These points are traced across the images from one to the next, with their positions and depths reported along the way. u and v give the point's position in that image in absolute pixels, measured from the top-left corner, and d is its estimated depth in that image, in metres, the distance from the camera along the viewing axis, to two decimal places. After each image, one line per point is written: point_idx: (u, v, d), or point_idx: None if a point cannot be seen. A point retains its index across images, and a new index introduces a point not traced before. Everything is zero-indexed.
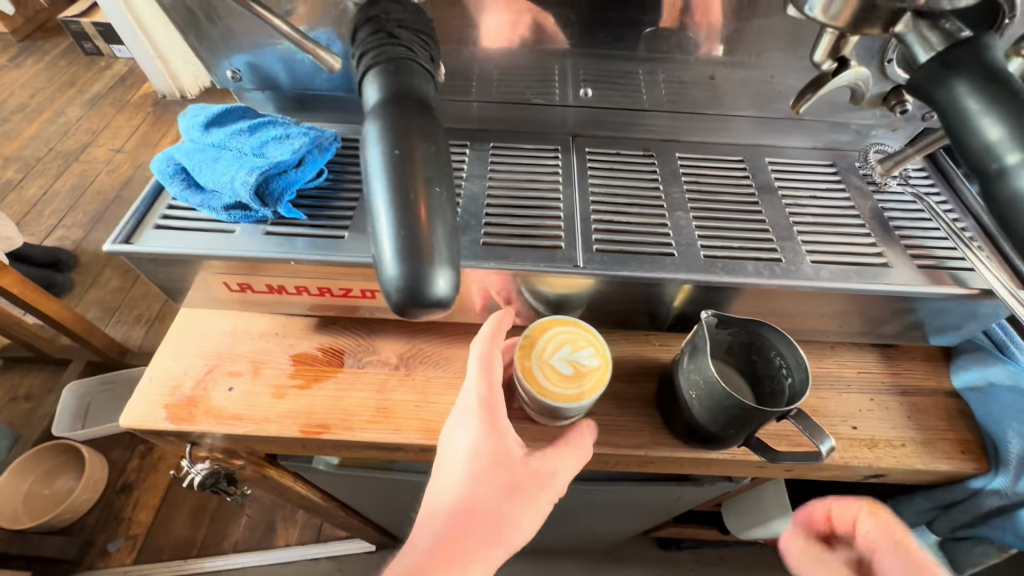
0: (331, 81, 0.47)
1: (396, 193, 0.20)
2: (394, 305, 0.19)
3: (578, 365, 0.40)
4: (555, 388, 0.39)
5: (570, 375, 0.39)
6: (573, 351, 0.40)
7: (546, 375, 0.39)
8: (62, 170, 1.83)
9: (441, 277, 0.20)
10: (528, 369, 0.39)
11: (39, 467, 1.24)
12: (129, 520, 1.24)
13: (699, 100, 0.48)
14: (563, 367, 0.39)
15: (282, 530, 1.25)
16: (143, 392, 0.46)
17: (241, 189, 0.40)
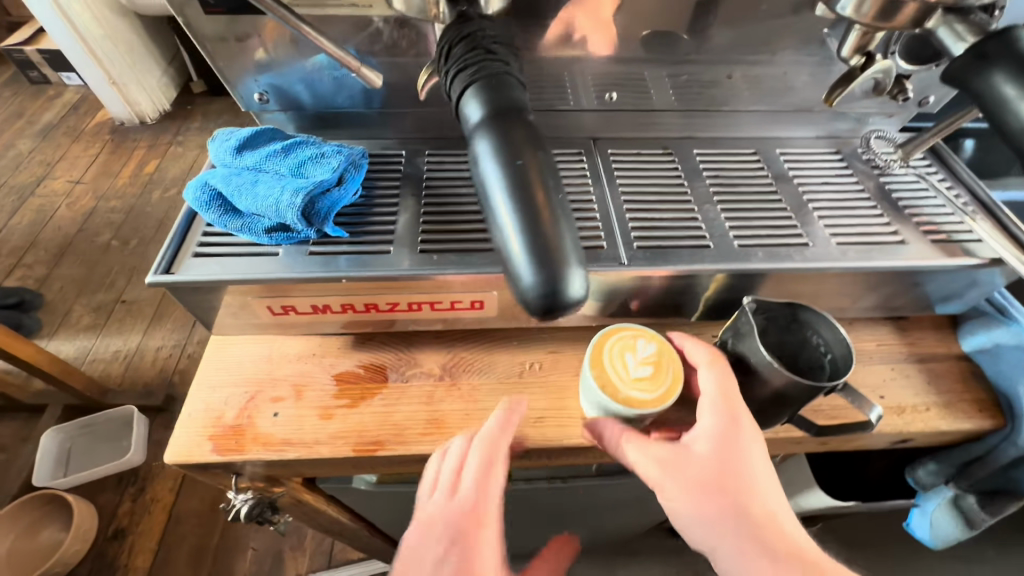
0: (354, 98, 0.47)
1: (523, 203, 0.23)
2: (534, 304, 0.21)
3: (647, 359, 0.41)
4: (659, 389, 0.40)
5: (653, 370, 0.40)
6: (634, 354, 0.41)
7: (643, 390, 0.40)
8: (17, 205, 1.74)
9: (575, 277, 0.22)
10: (631, 399, 0.39)
11: (20, 522, 1.17)
12: (126, 566, 1.19)
13: (712, 99, 0.50)
14: (644, 370, 0.40)
15: (292, 560, 1.21)
16: (184, 426, 0.45)
17: (286, 210, 0.39)
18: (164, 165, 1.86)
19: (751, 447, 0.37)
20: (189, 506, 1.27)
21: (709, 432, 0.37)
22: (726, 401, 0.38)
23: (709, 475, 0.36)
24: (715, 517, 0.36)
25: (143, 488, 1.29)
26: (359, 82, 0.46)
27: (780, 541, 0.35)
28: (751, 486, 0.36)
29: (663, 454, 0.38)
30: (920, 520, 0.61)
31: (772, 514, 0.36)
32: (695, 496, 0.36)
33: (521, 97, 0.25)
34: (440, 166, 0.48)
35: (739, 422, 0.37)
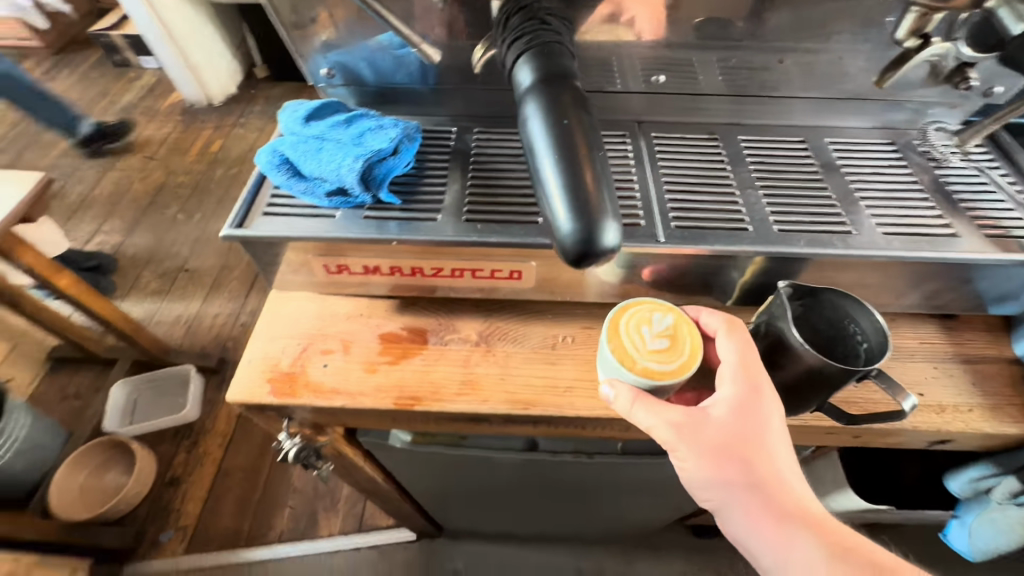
0: (410, 76, 0.50)
1: (564, 158, 0.25)
2: (574, 248, 0.24)
3: (664, 330, 0.42)
4: (676, 361, 0.40)
5: (669, 343, 0.41)
6: (651, 327, 0.41)
7: (661, 361, 0.40)
8: (99, 178, 1.90)
9: (609, 228, 0.24)
10: (651, 370, 0.39)
11: (92, 460, 1.30)
12: (178, 511, 1.32)
13: (761, 84, 0.50)
14: (661, 342, 0.40)
15: (325, 521, 1.32)
16: (246, 370, 0.49)
17: (346, 175, 0.43)
18: (227, 145, 1.99)
19: (768, 414, 0.38)
20: (235, 461, 1.39)
21: (728, 397, 0.38)
22: (747, 369, 0.39)
23: (724, 439, 0.37)
24: (727, 478, 0.37)
25: (196, 442, 1.41)
26: (417, 60, 0.49)
27: (788, 501, 0.37)
28: (765, 450, 0.37)
29: (679, 417, 0.38)
30: (956, 531, 0.59)
31: (783, 477, 0.38)
32: (709, 459, 0.37)
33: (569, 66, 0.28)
34: (487, 143, 0.51)
35: (758, 389, 0.39)
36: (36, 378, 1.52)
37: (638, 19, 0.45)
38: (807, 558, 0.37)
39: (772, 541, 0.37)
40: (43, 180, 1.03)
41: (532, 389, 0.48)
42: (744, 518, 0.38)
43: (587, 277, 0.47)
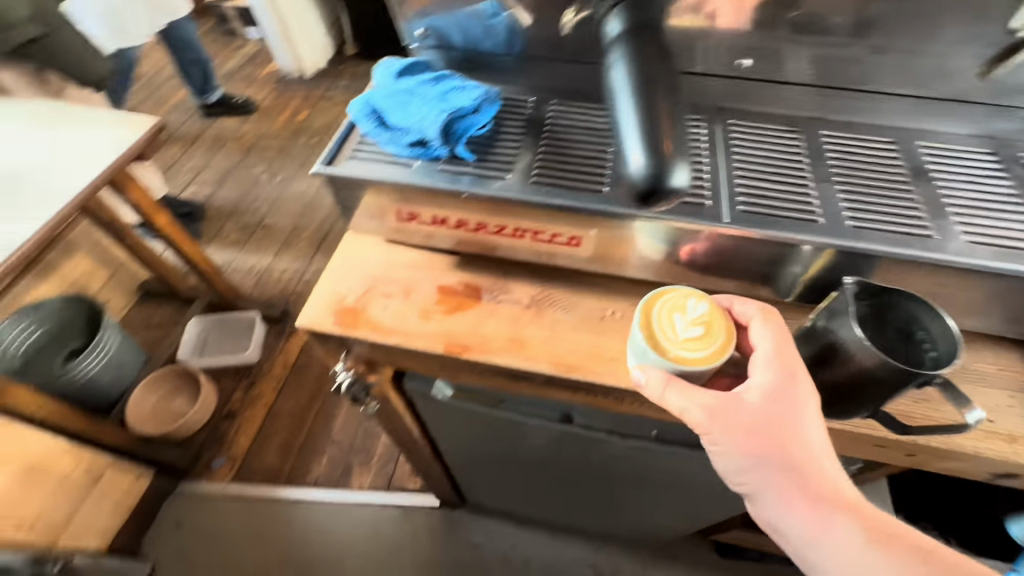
0: (498, 44, 0.53)
1: (644, 107, 0.29)
2: (643, 186, 0.28)
3: (698, 318, 0.43)
4: (709, 347, 0.42)
5: (702, 331, 0.42)
6: (684, 316, 0.43)
7: (693, 347, 0.42)
8: (199, 134, 2.09)
9: (679, 170, 0.28)
10: (684, 357, 0.41)
11: (163, 386, 1.50)
12: (230, 442, 1.53)
13: (852, 77, 0.49)
14: (694, 330, 0.42)
15: (357, 474, 1.48)
16: (315, 301, 0.54)
17: (429, 127, 0.46)
18: (313, 115, 2.12)
19: (804, 399, 0.39)
20: (284, 406, 1.60)
21: (762, 382, 0.39)
22: (781, 355, 0.40)
23: (759, 422, 0.38)
24: (763, 463, 0.38)
25: (253, 383, 1.62)
26: (507, 28, 0.51)
27: (825, 487, 0.38)
28: (800, 435, 0.38)
29: (712, 401, 0.39)
30: None
31: (819, 463, 0.38)
32: (745, 443, 0.38)
33: (660, 17, 0.33)
34: (563, 115, 0.52)
35: (794, 376, 0.39)
36: (127, 304, 1.77)
37: (726, 14, 0.46)
38: (845, 542, 0.37)
39: (809, 528, 0.38)
40: (156, 125, 1.15)
41: (577, 355, 0.50)
42: (781, 504, 0.38)
43: (644, 253, 0.48)
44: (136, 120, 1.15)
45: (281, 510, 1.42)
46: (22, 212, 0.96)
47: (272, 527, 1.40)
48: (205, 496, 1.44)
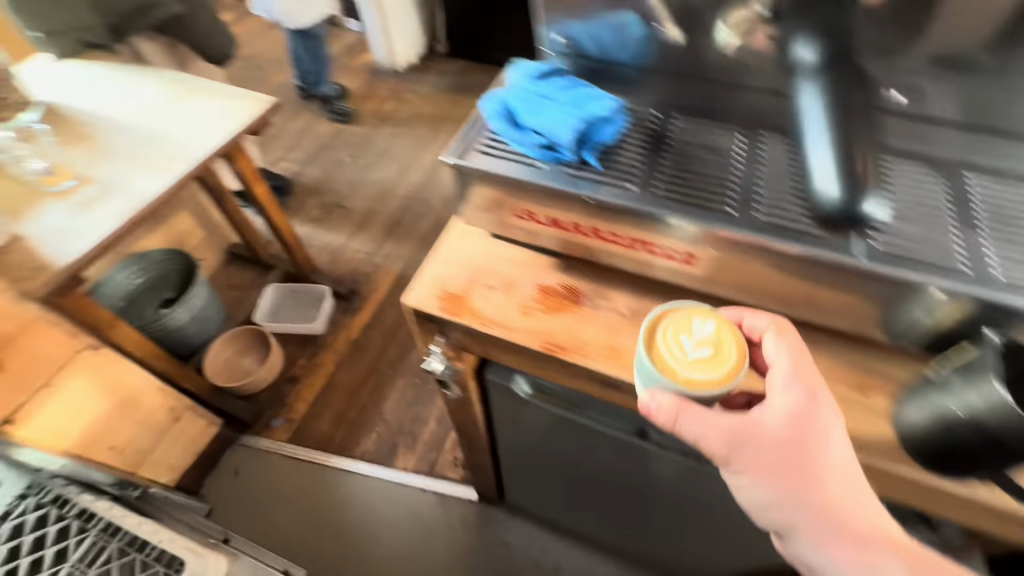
0: (633, 56, 0.55)
1: (843, 159, 0.43)
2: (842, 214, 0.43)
3: (699, 339, 0.48)
4: (713, 364, 0.47)
5: (705, 349, 0.47)
6: (689, 340, 0.48)
7: (700, 367, 0.47)
8: None
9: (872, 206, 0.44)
10: (695, 377, 0.47)
11: (239, 343, 1.73)
12: (290, 405, 1.67)
13: (1008, 116, 0.48)
14: (699, 351, 0.47)
15: (402, 454, 1.56)
16: (422, 284, 0.57)
17: (561, 132, 0.47)
18: None
19: (822, 422, 0.46)
20: (342, 379, 1.73)
21: (783, 404, 0.46)
22: (799, 379, 0.47)
23: (784, 449, 0.46)
24: (792, 482, 0.45)
25: (317, 352, 1.78)
26: (645, 39, 0.53)
27: (840, 502, 0.45)
28: (819, 454, 0.46)
29: (740, 425, 0.46)
30: None
31: (836, 481, 0.46)
32: (773, 464, 0.45)
33: (850, 66, 0.46)
34: (685, 130, 0.52)
35: (810, 398, 0.47)
36: (216, 263, 1.95)
37: (864, 37, 0.47)
38: (864, 549, 0.45)
39: (829, 540, 0.45)
40: (270, 102, 1.23)
41: None
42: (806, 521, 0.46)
43: (750, 275, 0.50)
44: (254, 94, 1.25)
45: (330, 478, 1.52)
46: (155, 167, 1.08)
47: (319, 492, 1.50)
48: (262, 453, 1.57)
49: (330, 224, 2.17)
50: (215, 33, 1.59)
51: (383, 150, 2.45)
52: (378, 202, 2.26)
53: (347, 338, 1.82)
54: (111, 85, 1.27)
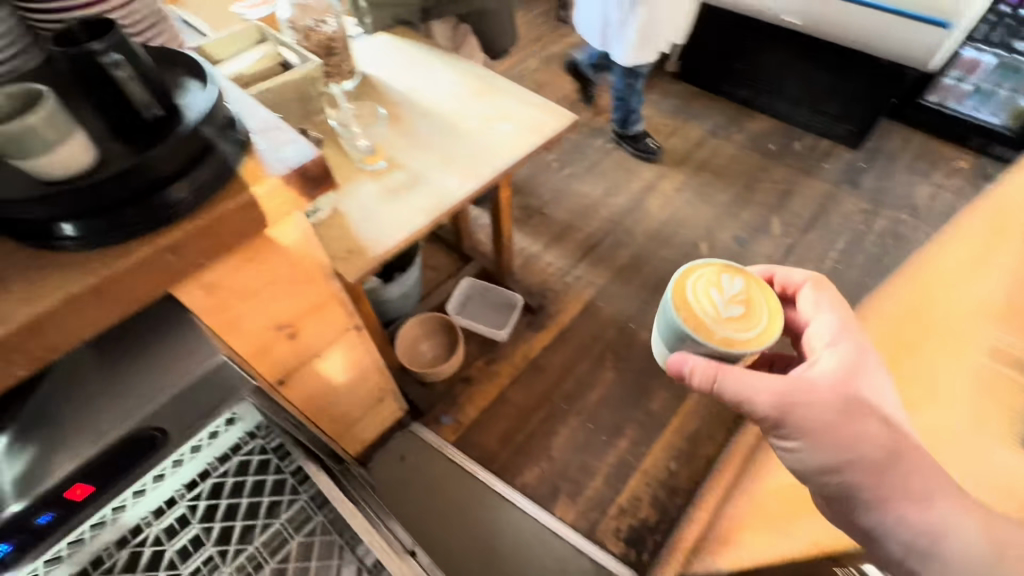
0: None
1: None
2: None
3: (730, 298, 0.75)
4: (741, 320, 0.74)
5: (736, 306, 0.74)
6: (720, 301, 0.75)
7: (732, 323, 0.73)
8: None
9: None
10: (731, 332, 0.73)
11: (426, 327, 1.74)
12: (461, 407, 1.65)
13: None
14: (732, 308, 0.74)
15: (562, 503, 1.47)
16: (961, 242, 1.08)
17: None
18: None
19: (863, 376, 0.76)
20: (514, 397, 1.68)
21: (832, 359, 0.78)
22: (837, 337, 0.80)
23: (835, 404, 0.72)
24: (846, 414, 0.71)
25: (496, 360, 1.75)
26: None
27: (886, 442, 0.69)
28: (863, 400, 0.72)
29: (797, 383, 0.74)
30: None
31: (876, 429, 0.70)
32: (833, 401, 0.73)
33: None
34: None
35: (855, 356, 0.78)
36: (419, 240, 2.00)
37: None
38: (905, 477, 0.67)
39: (888, 486, 0.67)
40: (574, 119, 1.15)
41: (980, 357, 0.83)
42: (868, 468, 0.68)
43: None
44: (555, 105, 1.18)
45: (488, 500, 1.47)
46: (460, 167, 1.05)
47: (476, 510, 1.45)
48: (429, 447, 1.56)
49: (527, 228, 2.12)
50: (505, 26, 1.55)
51: (593, 163, 2.36)
52: (579, 217, 2.16)
53: (526, 353, 1.77)
54: (418, 68, 1.28)
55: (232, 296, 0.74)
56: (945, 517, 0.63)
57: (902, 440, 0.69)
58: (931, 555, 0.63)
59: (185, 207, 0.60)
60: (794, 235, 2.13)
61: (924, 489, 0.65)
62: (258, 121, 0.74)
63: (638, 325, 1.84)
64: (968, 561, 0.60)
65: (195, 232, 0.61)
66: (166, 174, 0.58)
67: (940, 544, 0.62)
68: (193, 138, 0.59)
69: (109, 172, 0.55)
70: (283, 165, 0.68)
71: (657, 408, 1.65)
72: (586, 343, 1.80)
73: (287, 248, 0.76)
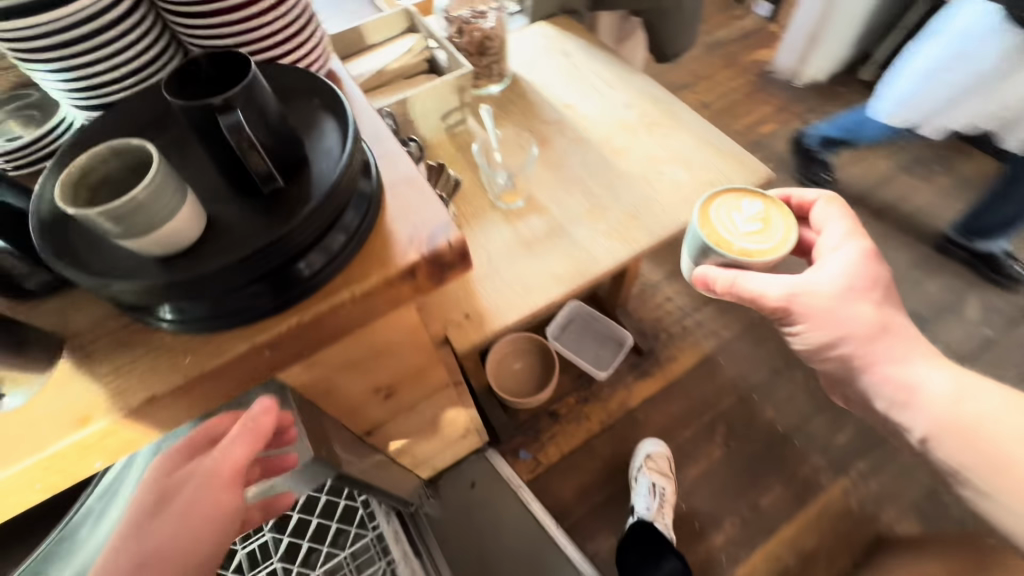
0: None
1: None
2: None
3: (753, 217, 0.77)
4: (762, 237, 0.76)
5: (757, 224, 0.77)
6: (742, 222, 0.77)
7: (753, 241, 0.76)
8: None
9: None
10: (752, 248, 0.75)
11: (521, 348, 1.60)
12: (543, 444, 1.53)
13: None
14: (753, 226, 0.77)
15: None
16: None
17: None
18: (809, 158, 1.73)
19: (863, 270, 0.75)
20: (602, 449, 1.52)
21: (839, 256, 0.76)
22: (842, 241, 0.78)
23: (837, 293, 0.74)
24: (841, 306, 0.73)
25: (589, 399, 1.58)
26: None
27: (872, 326, 0.73)
28: (858, 296, 0.73)
29: (797, 281, 0.75)
30: None
31: (864, 315, 0.73)
32: (829, 295, 0.74)
33: None
34: None
35: (861, 253, 0.76)
36: None
37: None
38: (896, 357, 0.74)
39: (879, 360, 0.74)
40: (769, 176, 0.90)
41: None
42: (862, 346, 0.74)
43: None
44: (742, 158, 0.93)
45: (551, 560, 1.31)
46: (611, 222, 0.85)
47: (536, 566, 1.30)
48: (502, 479, 1.45)
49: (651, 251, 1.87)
50: (687, 25, 1.24)
51: None
52: None
53: (624, 401, 1.58)
54: (578, 78, 1.07)
55: (330, 369, 0.63)
56: (924, 381, 0.73)
57: (892, 320, 0.74)
58: (910, 410, 0.74)
59: (310, 286, 0.49)
60: (996, 326, 1.67)
61: (902, 357, 0.74)
62: (400, 168, 0.59)
63: (763, 398, 1.56)
64: (939, 412, 0.72)
65: (316, 318, 0.50)
66: (293, 251, 0.47)
67: (922, 408, 0.73)
68: (327, 205, 0.48)
69: (224, 257, 0.45)
70: (415, 243, 0.53)
71: (768, 508, 1.40)
72: (695, 406, 1.56)
73: (399, 325, 0.63)
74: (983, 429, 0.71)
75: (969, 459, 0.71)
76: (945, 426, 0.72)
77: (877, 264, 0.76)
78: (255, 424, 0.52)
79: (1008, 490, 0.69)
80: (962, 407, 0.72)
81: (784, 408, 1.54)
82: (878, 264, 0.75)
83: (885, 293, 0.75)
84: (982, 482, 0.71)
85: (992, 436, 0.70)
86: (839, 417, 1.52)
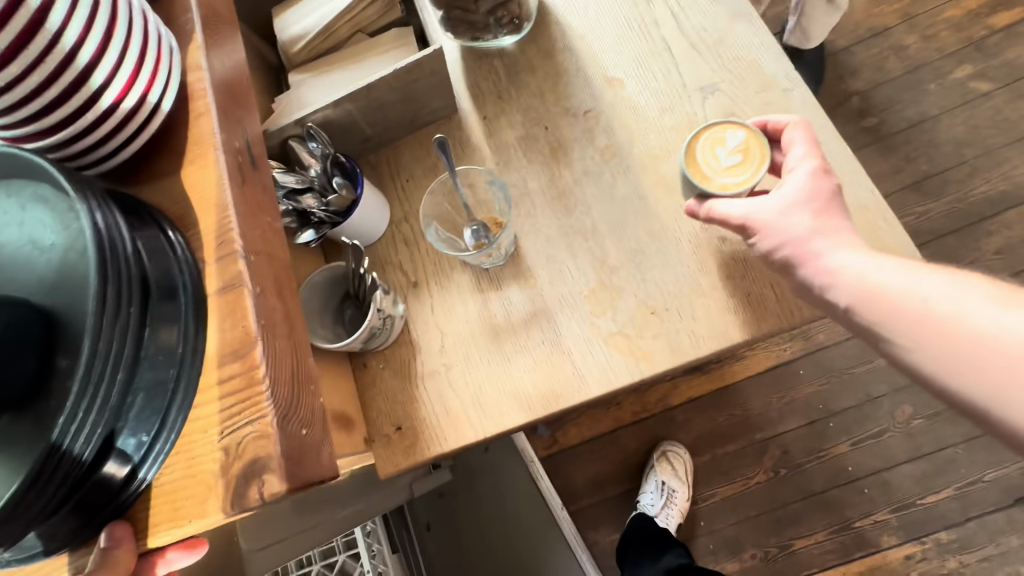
0: None
1: None
2: None
3: (736, 147, 0.55)
4: (742, 171, 0.54)
5: (739, 154, 0.54)
6: (719, 151, 0.55)
7: (731, 176, 0.54)
8: None
9: None
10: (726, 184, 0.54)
11: None
12: (563, 423, 1.42)
13: None
14: (733, 157, 0.54)
15: None
16: None
17: None
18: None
19: (820, 187, 0.49)
20: (626, 442, 1.39)
21: (794, 176, 0.51)
22: (799, 152, 0.52)
23: (777, 211, 0.49)
24: (781, 227, 0.49)
25: None
26: None
27: (802, 233, 0.48)
28: (819, 221, 0.48)
29: (745, 207, 0.51)
30: None
31: (794, 220, 0.49)
32: (773, 216, 0.50)
33: None
34: None
35: (821, 171, 0.50)
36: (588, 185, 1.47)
37: None
38: (817, 246, 0.48)
39: (794, 252, 0.49)
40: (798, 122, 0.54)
41: None
42: (787, 242, 0.48)
43: None
44: (865, 225, 0.57)
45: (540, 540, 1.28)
46: (619, 315, 0.58)
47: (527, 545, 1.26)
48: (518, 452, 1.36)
49: None
50: None
51: (924, 121, 1.35)
52: None
53: (664, 396, 1.37)
54: (639, 23, 0.66)
55: None
56: (832, 247, 0.47)
57: (831, 210, 0.48)
58: (839, 303, 0.47)
59: (141, 477, 0.38)
60: None
61: (822, 234, 0.48)
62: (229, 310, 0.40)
63: (841, 429, 1.26)
64: (865, 301, 0.45)
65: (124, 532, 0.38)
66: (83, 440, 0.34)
67: (839, 283, 0.46)
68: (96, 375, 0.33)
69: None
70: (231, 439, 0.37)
71: (802, 552, 1.24)
72: (749, 420, 1.32)
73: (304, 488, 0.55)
74: (918, 318, 0.42)
75: (920, 346, 0.42)
76: (873, 299, 0.44)
77: (826, 173, 0.51)
78: (110, 555, 0.37)
79: (995, 377, 0.38)
80: (893, 271, 0.44)
81: (864, 447, 1.24)
82: (827, 174, 0.51)
83: (831, 198, 0.49)
84: (955, 380, 0.40)
85: (947, 308, 0.42)
86: (936, 475, 1.20)
